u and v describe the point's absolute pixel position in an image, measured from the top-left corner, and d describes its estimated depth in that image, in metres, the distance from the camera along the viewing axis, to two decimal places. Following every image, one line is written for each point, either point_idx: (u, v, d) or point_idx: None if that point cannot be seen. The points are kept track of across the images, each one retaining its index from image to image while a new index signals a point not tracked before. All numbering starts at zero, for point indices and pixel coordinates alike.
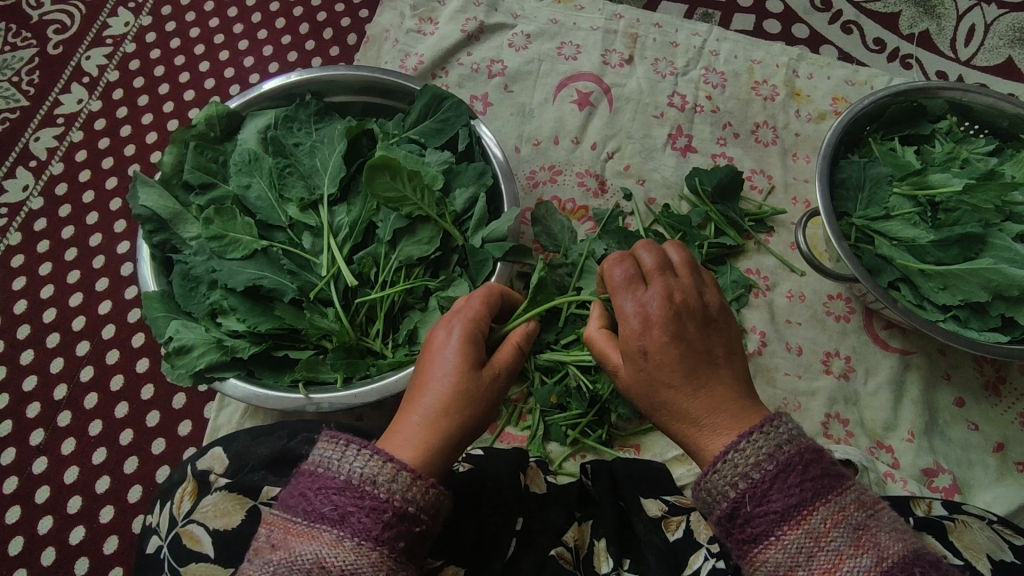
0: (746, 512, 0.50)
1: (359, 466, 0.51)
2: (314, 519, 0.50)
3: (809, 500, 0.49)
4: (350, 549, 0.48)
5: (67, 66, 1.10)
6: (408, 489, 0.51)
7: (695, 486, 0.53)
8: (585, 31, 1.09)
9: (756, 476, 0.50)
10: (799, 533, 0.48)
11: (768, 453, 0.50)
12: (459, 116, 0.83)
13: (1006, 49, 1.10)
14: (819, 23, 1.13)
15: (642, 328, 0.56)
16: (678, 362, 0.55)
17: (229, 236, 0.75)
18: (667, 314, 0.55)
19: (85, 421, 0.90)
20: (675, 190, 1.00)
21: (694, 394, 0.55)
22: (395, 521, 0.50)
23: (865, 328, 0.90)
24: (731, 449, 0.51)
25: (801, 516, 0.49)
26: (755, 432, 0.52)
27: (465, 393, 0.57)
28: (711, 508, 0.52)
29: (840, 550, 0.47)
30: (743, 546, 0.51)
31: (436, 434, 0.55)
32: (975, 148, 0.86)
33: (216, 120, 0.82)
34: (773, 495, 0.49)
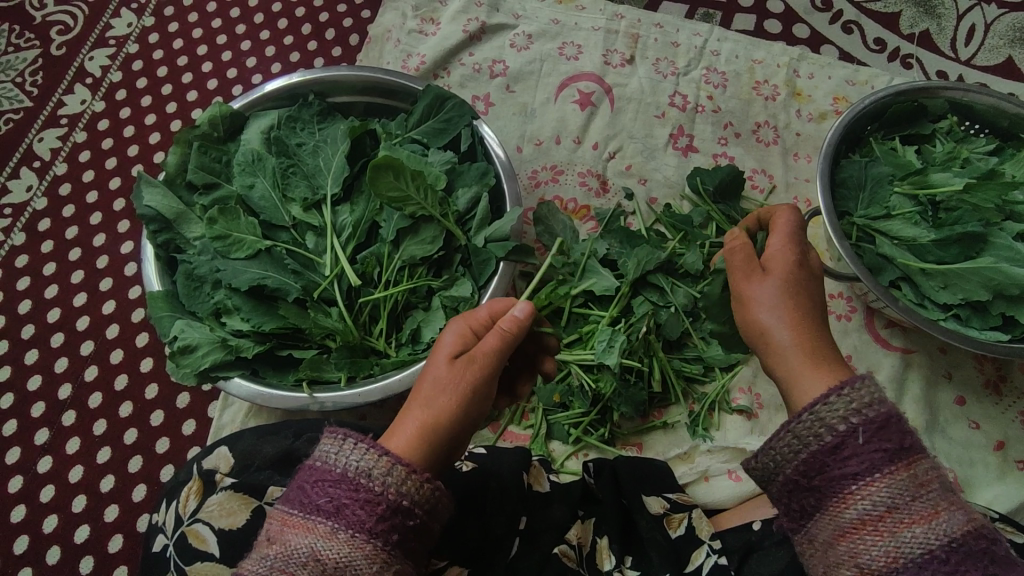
0: (850, 451, 0.52)
1: (353, 460, 0.52)
2: (310, 512, 0.52)
3: (915, 448, 0.52)
4: (344, 541, 0.50)
5: (70, 66, 1.10)
6: (402, 483, 0.52)
7: (791, 421, 0.54)
8: (586, 31, 1.09)
9: (868, 415, 0.52)
10: (903, 477, 0.51)
11: (880, 395, 0.53)
12: (461, 116, 0.83)
13: (1006, 49, 1.11)
14: (820, 23, 1.14)
15: (773, 275, 0.62)
16: (789, 308, 0.61)
17: (233, 236, 0.75)
18: (787, 262, 0.63)
19: (90, 420, 0.90)
20: (677, 190, 1.00)
21: (787, 331, 0.60)
22: (389, 514, 0.51)
23: (866, 327, 0.90)
24: (840, 390, 0.53)
25: (909, 461, 0.52)
26: (868, 376, 0.54)
27: (451, 390, 0.57)
28: (805, 442, 0.53)
29: (939, 500, 0.51)
30: (833, 484, 0.53)
31: (421, 431, 0.56)
32: (975, 148, 0.86)
33: (219, 120, 0.82)
34: (886, 436, 0.52)
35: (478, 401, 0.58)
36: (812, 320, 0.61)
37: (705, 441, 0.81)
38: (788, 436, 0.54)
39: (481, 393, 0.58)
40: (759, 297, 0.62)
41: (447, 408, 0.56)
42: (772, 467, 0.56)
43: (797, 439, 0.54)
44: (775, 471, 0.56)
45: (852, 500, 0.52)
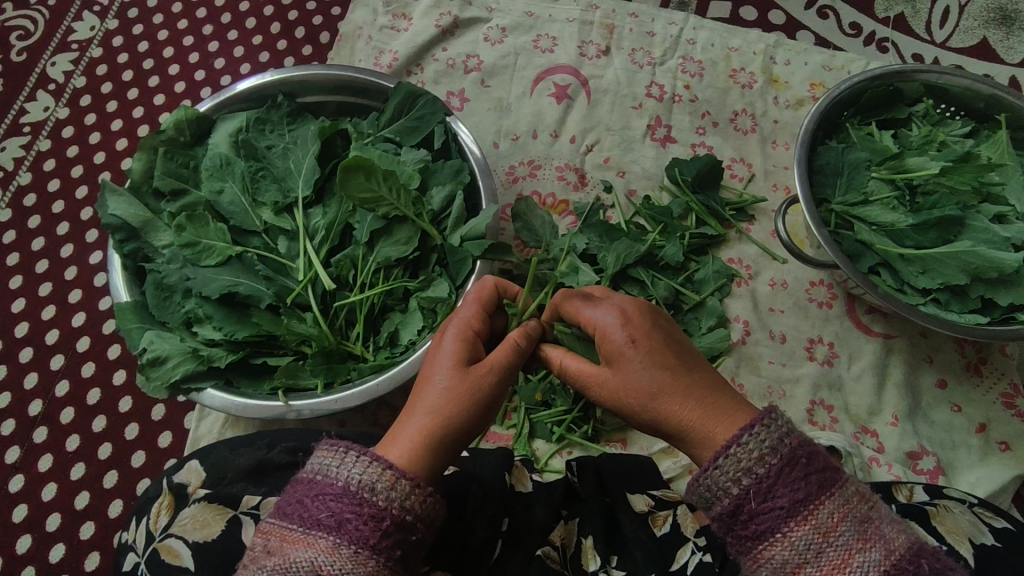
0: (751, 508, 0.51)
1: (358, 472, 0.51)
2: (312, 526, 0.50)
3: (815, 495, 0.50)
4: (347, 557, 0.49)
5: (32, 73, 1.08)
6: (406, 499, 0.51)
7: (692, 485, 0.54)
8: (560, 23, 1.08)
9: (761, 472, 0.51)
10: (806, 529, 0.49)
11: (772, 446, 0.51)
12: (434, 113, 0.82)
13: (980, 30, 1.11)
14: (794, 9, 1.13)
15: (624, 358, 0.57)
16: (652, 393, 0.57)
17: (202, 243, 0.74)
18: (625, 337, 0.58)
19: (63, 435, 0.89)
20: (655, 181, 0.99)
21: (676, 411, 0.56)
22: (393, 530, 0.50)
23: (847, 314, 0.90)
24: (734, 443, 0.52)
25: (809, 511, 0.50)
26: (757, 426, 0.52)
27: (458, 395, 0.56)
28: (710, 504, 0.53)
29: (850, 545, 0.49)
30: (745, 543, 0.52)
31: (422, 438, 0.55)
32: (951, 130, 0.86)
33: (185, 124, 0.80)
34: (779, 491, 0.50)
35: (485, 406, 0.58)
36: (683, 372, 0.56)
37: None
38: (692, 498, 0.54)
39: (478, 403, 0.57)
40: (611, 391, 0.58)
41: (460, 405, 0.57)
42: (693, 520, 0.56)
43: (703, 501, 0.53)
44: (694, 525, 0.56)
45: (762, 559, 0.51)
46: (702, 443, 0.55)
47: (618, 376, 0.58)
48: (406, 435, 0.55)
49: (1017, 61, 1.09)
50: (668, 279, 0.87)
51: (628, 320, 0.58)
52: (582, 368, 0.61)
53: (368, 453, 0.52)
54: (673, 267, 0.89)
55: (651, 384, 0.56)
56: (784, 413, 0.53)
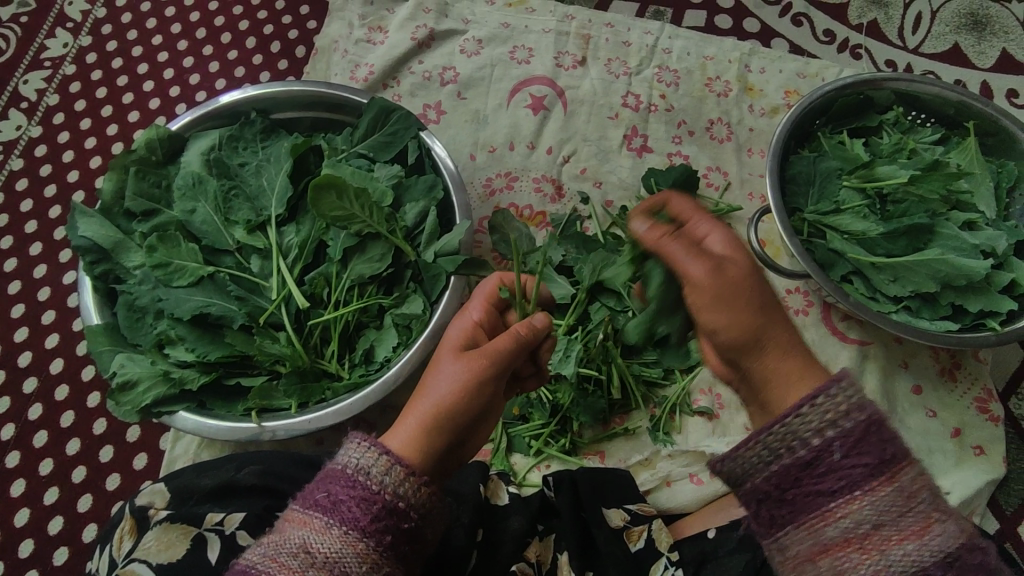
0: (832, 462, 0.49)
1: (355, 457, 0.52)
2: (309, 505, 0.51)
3: (898, 458, 0.50)
4: (338, 537, 0.49)
5: (4, 91, 1.07)
6: (400, 484, 0.52)
7: (760, 433, 0.51)
8: (536, 34, 1.08)
9: (847, 426, 0.50)
10: (891, 491, 0.49)
11: (859, 403, 0.50)
12: (408, 128, 0.82)
13: (952, 35, 1.12)
14: (769, 17, 1.14)
15: (703, 267, 0.51)
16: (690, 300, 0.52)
17: (174, 263, 0.73)
18: (709, 273, 0.51)
19: (37, 459, 0.88)
20: (632, 192, 1.00)
21: (755, 324, 0.52)
22: (384, 514, 0.50)
23: (823, 321, 0.90)
24: (822, 394, 0.50)
25: (893, 473, 0.49)
26: (834, 386, 0.51)
27: (460, 383, 0.57)
28: (780, 455, 0.51)
29: (928, 514, 0.49)
30: (808, 499, 0.50)
31: (423, 427, 0.56)
32: (921, 138, 0.87)
33: (157, 143, 0.80)
34: (865, 446, 0.49)
35: (486, 393, 0.58)
36: (763, 322, 0.52)
37: (666, 447, 0.80)
38: (757, 449, 0.52)
39: (480, 390, 0.58)
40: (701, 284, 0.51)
41: (458, 393, 0.57)
42: (740, 477, 0.53)
43: (770, 452, 0.51)
44: (744, 481, 0.53)
45: (833, 516, 0.49)
46: (764, 370, 0.53)
47: (692, 278, 0.52)
48: (407, 425, 0.56)
49: (989, 66, 1.10)
50: None
51: (722, 257, 0.52)
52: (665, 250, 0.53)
53: (367, 438, 0.53)
54: None
55: (705, 293, 0.51)
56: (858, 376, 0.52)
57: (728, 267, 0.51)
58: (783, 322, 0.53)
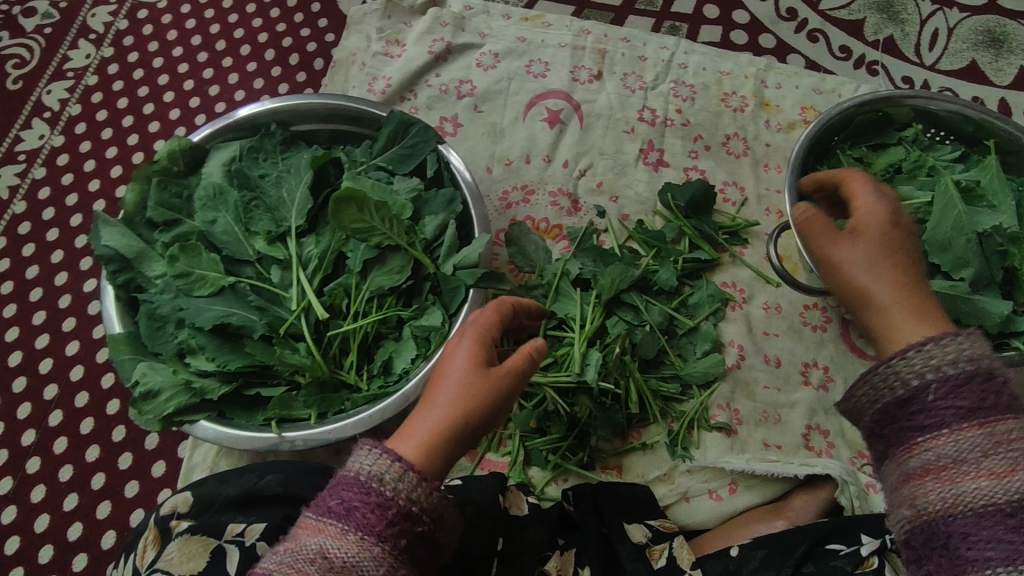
0: (927, 401, 0.54)
1: (366, 461, 0.51)
2: (323, 513, 0.50)
3: (1000, 410, 0.52)
4: (354, 542, 0.49)
5: (27, 101, 1.08)
6: (412, 489, 0.51)
7: (866, 375, 0.57)
8: (553, 48, 1.09)
9: (948, 371, 0.54)
10: (978, 432, 0.52)
11: (967, 355, 0.54)
12: (428, 141, 0.82)
13: (969, 52, 1.12)
14: (785, 33, 1.15)
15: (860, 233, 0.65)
16: (902, 280, 0.63)
17: (194, 273, 0.74)
18: (879, 221, 0.65)
19: (56, 465, 0.88)
20: (649, 206, 1.00)
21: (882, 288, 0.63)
22: (397, 519, 0.50)
23: (842, 337, 0.90)
24: (914, 348, 0.55)
25: (986, 420, 0.52)
26: (963, 334, 0.55)
27: (469, 397, 0.56)
28: (880, 397, 0.57)
29: (1016, 461, 0.51)
30: (906, 431, 0.55)
31: (430, 437, 0.55)
32: (941, 155, 0.87)
33: (179, 154, 0.81)
34: (964, 394, 0.53)
35: (493, 409, 0.57)
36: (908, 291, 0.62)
37: (684, 462, 0.80)
38: (865, 389, 0.57)
39: (488, 407, 0.57)
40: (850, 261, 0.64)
41: (469, 413, 0.56)
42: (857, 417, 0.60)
43: (874, 393, 0.57)
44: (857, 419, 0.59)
45: (918, 449, 0.54)
46: (878, 311, 0.62)
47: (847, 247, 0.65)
48: (416, 433, 0.55)
49: (1006, 83, 1.10)
50: (661, 304, 0.86)
51: (887, 207, 0.66)
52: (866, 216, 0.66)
53: (375, 445, 0.53)
54: (667, 291, 0.88)
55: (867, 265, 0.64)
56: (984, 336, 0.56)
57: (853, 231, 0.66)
58: (918, 281, 0.63)
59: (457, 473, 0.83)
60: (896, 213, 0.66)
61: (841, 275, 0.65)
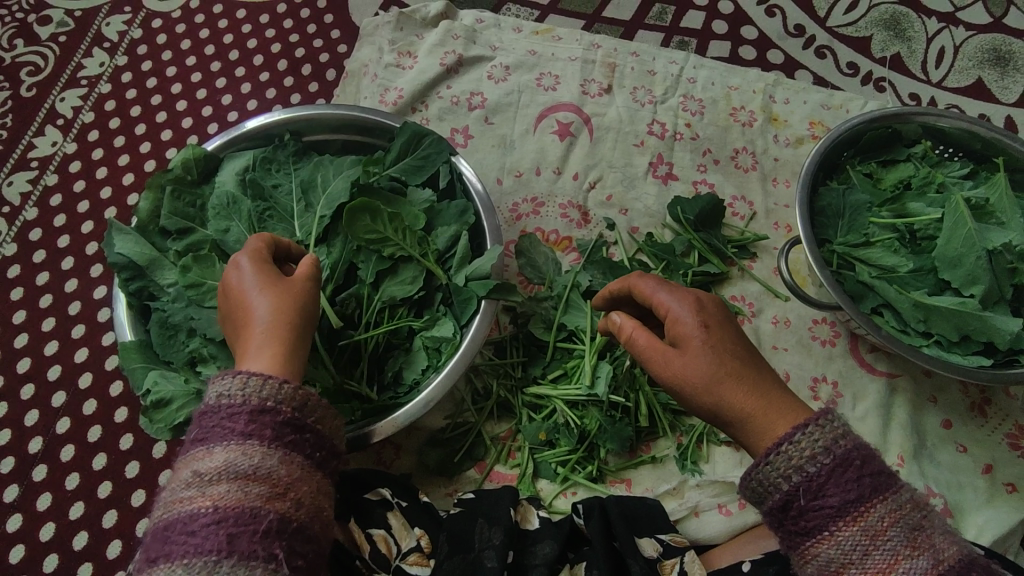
0: (800, 505, 0.54)
1: (214, 387, 0.54)
2: (187, 448, 0.53)
3: (867, 498, 0.52)
4: (221, 452, 0.51)
5: (41, 108, 1.09)
6: (260, 386, 0.53)
7: (743, 480, 0.57)
8: (563, 62, 1.10)
9: (811, 471, 0.54)
10: (856, 529, 0.52)
11: (824, 447, 0.54)
12: (439, 152, 0.83)
13: (976, 70, 1.13)
14: (793, 49, 1.16)
15: (683, 350, 0.60)
16: (751, 385, 0.58)
17: (207, 283, 0.72)
18: (696, 330, 0.59)
19: (63, 473, 0.88)
20: (658, 219, 1.00)
21: (739, 403, 0.57)
22: (254, 415, 0.53)
23: (850, 352, 0.90)
24: (786, 442, 0.55)
25: (859, 513, 0.52)
26: (811, 425, 0.54)
27: (283, 307, 0.59)
28: (762, 499, 0.56)
29: (898, 550, 0.51)
30: (795, 537, 0.55)
31: (270, 346, 0.57)
32: (950, 172, 0.87)
33: (193, 163, 0.81)
34: (831, 490, 0.53)
35: (306, 315, 0.61)
36: (760, 394, 0.58)
37: (694, 476, 0.80)
38: (745, 492, 0.58)
39: (305, 313, 0.60)
40: (702, 377, 0.58)
41: (286, 320, 0.59)
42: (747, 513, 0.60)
43: (755, 496, 0.57)
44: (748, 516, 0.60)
45: (809, 554, 0.54)
46: (738, 422, 0.58)
47: (676, 367, 0.59)
48: (256, 352, 0.57)
49: (1012, 100, 1.11)
50: None
51: (702, 310, 0.61)
52: (651, 341, 0.62)
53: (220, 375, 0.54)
54: None
55: (698, 384, 0.58)
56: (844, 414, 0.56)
57: (665, 351, 0.60)
58: (760, 374, 0.59)
59: (467, 487, 0.81)
60: (704, 312, 0.61)
61: (689, 391, 0.59)
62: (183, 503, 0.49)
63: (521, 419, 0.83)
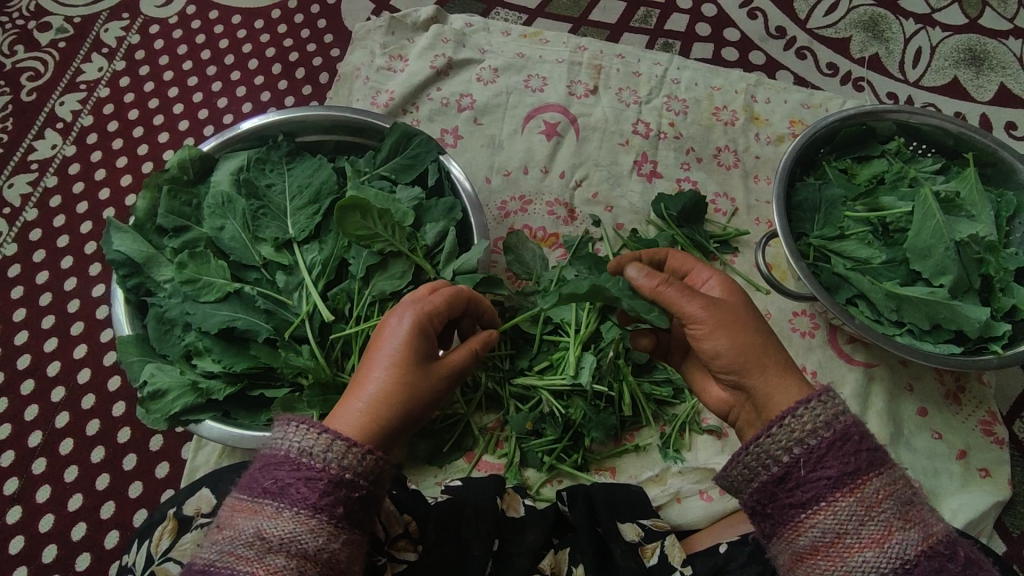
0: (799, 476, 0.56)
1: (296, 441, 0.53)
2: (256, 494, 0.53)
3: (863, 470, 0.54)
4: (290, 518, 0.51)
5: (41, 112, 1.12)
6: (344, 457, 0.53)
7: (740, 454, 0.59)
8: (550, 64, 1.13)
9: (812, 443, 0.56)
10: (852, 500, 0.54)
11: (825, 421, 0.56)
12: (428, 152, 0.86)
13: (952, 70, 1.16)
14: (774, 50, 1.19)
15: (728, 303, 0.64)
16: (776, 348, 0.63)
17: (202, 279, 0.76)
18: (735, 295, 0.66)
19: (62, 466, 0.90)
20: (642, 216, 1.03)
21: (761, 354, 0.62)
22: (332, 488, 0.53)
23: (829, 343, 0.93)
24: (788, 415, 0.57)
25: (856, 485, 0.54)
26: (814, 399, 0.57)
27: (408, 383, 0.58)
28: (759, 473, 0.57)
29: (891, 522, 0.53)
30: (789, 509, 0.56)
31: (370, 412, 0.57)
32: (922, 167, 0.90)
33: (189, 163, 0.84)
34: (830, 462, 0.55)
35: (428, 396, 0.60)
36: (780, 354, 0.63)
37: (676, 463, 0.83)
38: (740, 467, 0.59)
39: (427, 394, 0.60)
40: (737, 330, 0.63)
41: (403, 395, 0.58)
42: (737, 493, 0.61)
43: (749, 471, 0.58)
44: (738, 494, 0.60)
45: (803, 526, 0.55)
46: (759, 369, 0.62)
47: (716, 312, 0.63)
48: (353, 409, 0.57)
49: (987, 99, 1.14)
50: None
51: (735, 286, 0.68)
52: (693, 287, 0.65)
53: (307, 421, 0.55)
54: None
55: (733, 329, 0.63)
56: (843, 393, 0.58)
57: (716, 302, 0.63)
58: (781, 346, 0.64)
59: (455, 474, 0.85)
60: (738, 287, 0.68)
61: (724, 330, 0.63)
62: (243, 563, 0.50)
63: (508, 410, 0.85)
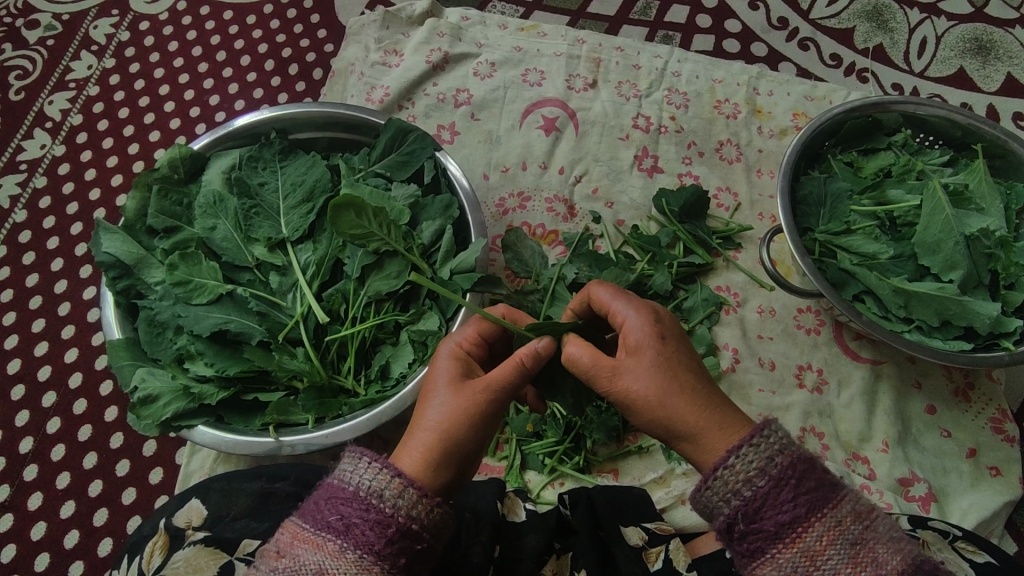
0: (740, 529, 0.51)
1: (367, 479, 0.52)
2: (321, 528, 0.51)
3: (805, 518, 0.50)
4: (351, 561, 0.50)
5: (30, 111, 1.10)
6: (414, 507, 0.52)
7: (686, 503, 0.55)
8: (548, 57, 1.10)
9: (747, 494, 0.51)
10: (794, 552, 0.50)
11: (759, 469, 0.51)
12: (424, 148, 0.84)
13: (957, 60, 1.14)
14: (776, 41, 1.16)
15: (635, 362, 0.56)
16: (704, 406, 0.55)
17: (194, 281, 0.75)
18: (650, 341, 0.57)
19: (53, 472, 0.88)
20: (644, 212, 1.01)
21: (686, 422, 0.55)
22: (397, 537, 0.51)
23: (835, 340, 0.91)
24: (720, 466, 0.52)
25: (796, 535, 0.50)
26: (745, 446, 0.52)
27: (461, 414, 0.56)
28: (705, 524, 0.54)
29: (838, 570, 0.49)
30: (739, 560, 0.53)
31: (429, 450, 0.55)
32: (930, 159, 0.88)
33: (179, 161, 0.82)
34: (767, 513, 0.50)
35: (488, 423, 0.57)
36: (712, 417, 0.55)
37: (680, 464, 0.81)
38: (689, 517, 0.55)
39: (482, 421, 0.57)
40: (653, 396, 0.55)
41: (458, 430, 0.56)
42: None
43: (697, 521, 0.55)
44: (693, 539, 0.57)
45: None
46: (685, 439, 0.55)
47: (627, 379, 0.56)
48: (413, 450, 0.56)
49: (993, 89, 1.12)
50: None
51: (654, 326, 0.58)
52: (596, 357, 0.57)
53: (382, 462, 0.53)
54: (663, 295, 0.89)
55: (647, 397, 0.55)
56: (782, 427, 0.53)
57: (620, 372, 0.56)
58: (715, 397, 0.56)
59: None
60: (660, 325, 0.58)
61: (641, 406, 0.56)
62: None
63: (509, 412, 0.84)
